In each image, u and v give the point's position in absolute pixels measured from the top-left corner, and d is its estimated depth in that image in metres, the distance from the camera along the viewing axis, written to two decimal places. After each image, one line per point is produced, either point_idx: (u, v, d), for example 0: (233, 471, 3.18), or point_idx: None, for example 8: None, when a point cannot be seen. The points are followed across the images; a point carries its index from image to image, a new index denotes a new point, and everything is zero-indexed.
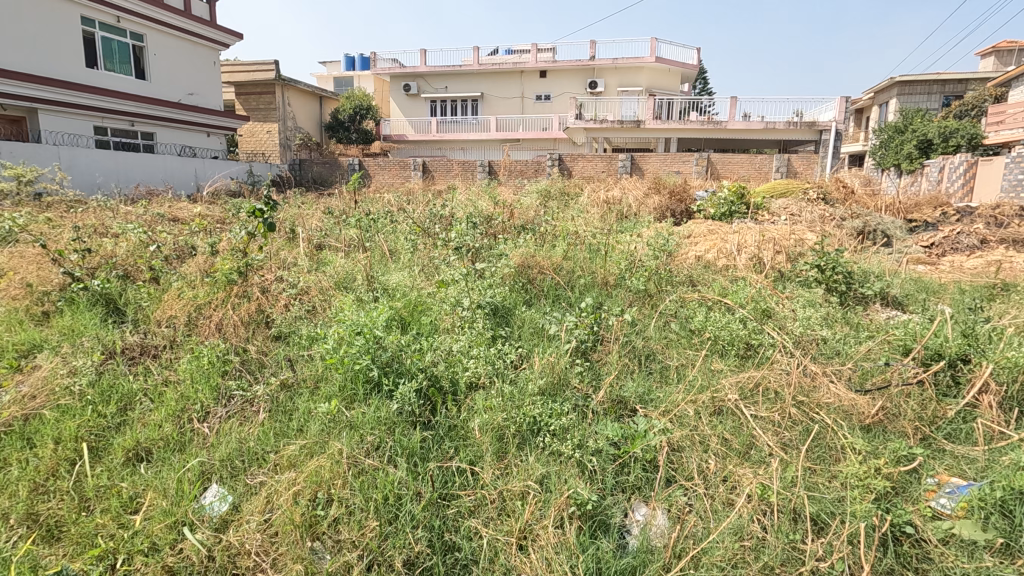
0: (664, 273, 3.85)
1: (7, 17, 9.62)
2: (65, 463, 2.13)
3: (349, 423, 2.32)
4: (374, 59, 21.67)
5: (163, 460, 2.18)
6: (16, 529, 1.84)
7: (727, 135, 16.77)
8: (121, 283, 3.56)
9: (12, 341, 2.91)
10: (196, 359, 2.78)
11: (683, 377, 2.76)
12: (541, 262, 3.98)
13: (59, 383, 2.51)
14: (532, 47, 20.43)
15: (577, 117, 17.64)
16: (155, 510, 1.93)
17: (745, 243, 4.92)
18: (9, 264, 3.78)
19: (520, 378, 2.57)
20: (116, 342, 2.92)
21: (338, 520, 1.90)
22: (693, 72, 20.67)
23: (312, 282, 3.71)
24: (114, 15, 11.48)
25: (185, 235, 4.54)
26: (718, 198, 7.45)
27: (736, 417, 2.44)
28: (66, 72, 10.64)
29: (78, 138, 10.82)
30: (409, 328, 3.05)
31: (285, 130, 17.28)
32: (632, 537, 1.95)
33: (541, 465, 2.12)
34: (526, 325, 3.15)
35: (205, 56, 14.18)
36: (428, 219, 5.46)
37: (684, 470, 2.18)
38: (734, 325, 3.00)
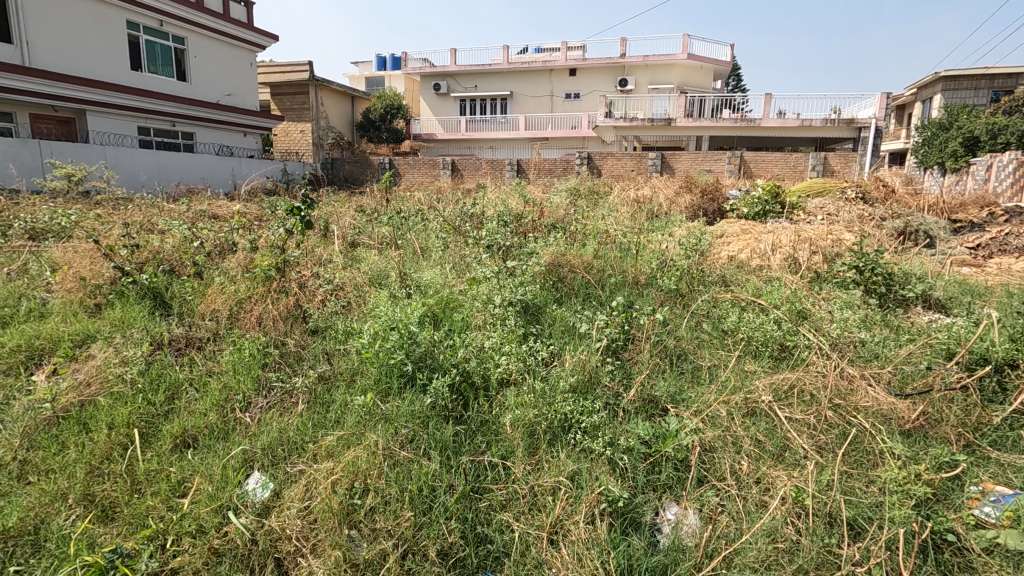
0: (696, 273, 3.83)
1: (58, 22, 10.07)
2: (118, 447, 2.24)
3: (383, 416, 2.38)
4: (405, 59, 21.92)
5: (209, 447, 2.28)
6: (74, 508, 1.96)
7: (761, 132, 16.43)
8: (167, 277, 3.72)
9: (67, 331, 3.06)
10: (239, 352, 2.90)
11: (716, 377, 2.74)
12: (572, 260, 3.97)
13: (112, 371, 2.64)
14: (562, 46, 20.38)
15: (606, 114, 17.53)
16: (201, 494, 2.02)
17: (780, 243, 4.82)
18: (65, 259, 3.98)
19: (551, 375, 2.58)
20: (163, 333, 3.05)
21: (374, 509, 1.96)
22: (727, 70, 20.29)
23: (347, 278, 3.80)
24: (157, 19, 11.93)
25: (226, 232, 4.70)
26: (751, 197, 7.31)
27: (769, 419, 2.41)
28: (111, 74, 11.09)
29: (124, 138, 11.27)
30: (442, 324, 3.10)
31: (318, 130, 17.64)
32: (663, 535, 1.95)
33: (573, 462, 2.15)
34: (557, 323, 3.16)
35: (243, 58, 14.58)
36: (458, 218, 5.50)
37: (717, 470, 2.17)
38: (768, 325, 2.96)
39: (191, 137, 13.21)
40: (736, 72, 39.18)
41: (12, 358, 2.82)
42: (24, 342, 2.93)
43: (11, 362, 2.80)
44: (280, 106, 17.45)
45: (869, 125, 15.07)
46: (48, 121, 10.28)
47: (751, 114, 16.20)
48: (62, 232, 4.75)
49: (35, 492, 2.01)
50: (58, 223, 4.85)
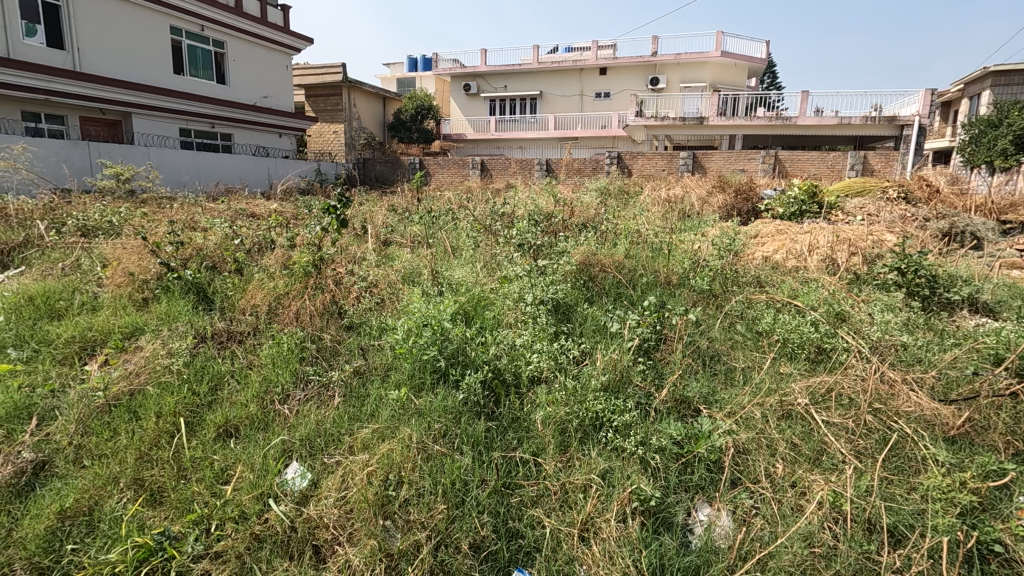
0: (730, 273, 3.78)
1: (108, 28, 10.52)
2: (165, 435, 2.34)
3: (417, 410, 2.42)
4: (436, 59, 22.13)
5: (250, 436, 2.36)
6: (126, 492, 2.05)
7: (797, 130, 16.04)
8: (210, 273, 3.86)
9: (117, 324, 3.19)
10: (278, 345, 2.99)
11: (750, 379, 2.70)
12: (603, 259, 3.94)
13: (159, 363, 2.75)
14: (592, 45, 20.28)
15: (637, 113, 17.38)
16: (244, 481, 2.09)
17: (817, 244, 4.70)
18: (114, 254, 4.16)
19: (583, 373, 2.57)
20: (206, 328, 3.17)
21: (408, 501, 2.00)
22: (762, 67, 19.85)
23: (380, 276, 3.88)
24: (198, 24, 12.34)
25: (264, 230, 4.83)
26: (787, 197, 7.14)
27: (806, 423, 2.36)
28: (155, 78, 11.52)
29: (166, 139, 11.69)
30: (473, 322, 3.12)
31: (351, 130, 17.95)
32: (696, 536, 1.94)
33: (604, 460, 2.15)
34: (588, 322, 3.15)
35: (279, 61, 14.96)
36: (489, 216, 5.52)
37: (751, 473, 2.14)
38: (805, 327, 2.90)
39: (229, 139, 13.63)
40: (772, 69, 38.33)
41: (68, 348, 2.97)
42: (78, 333, 3.08)
43: (66, 352, 2.95)
44: (315, 108, 17.87)
45: (912, 123, 14.55)
46: (97, 123, 10.73)
47: (787, 112, 15.83)
48: (111, 229, 4.97)
49: (90, 476, 2.12)
50: (108, 221, 5.09)
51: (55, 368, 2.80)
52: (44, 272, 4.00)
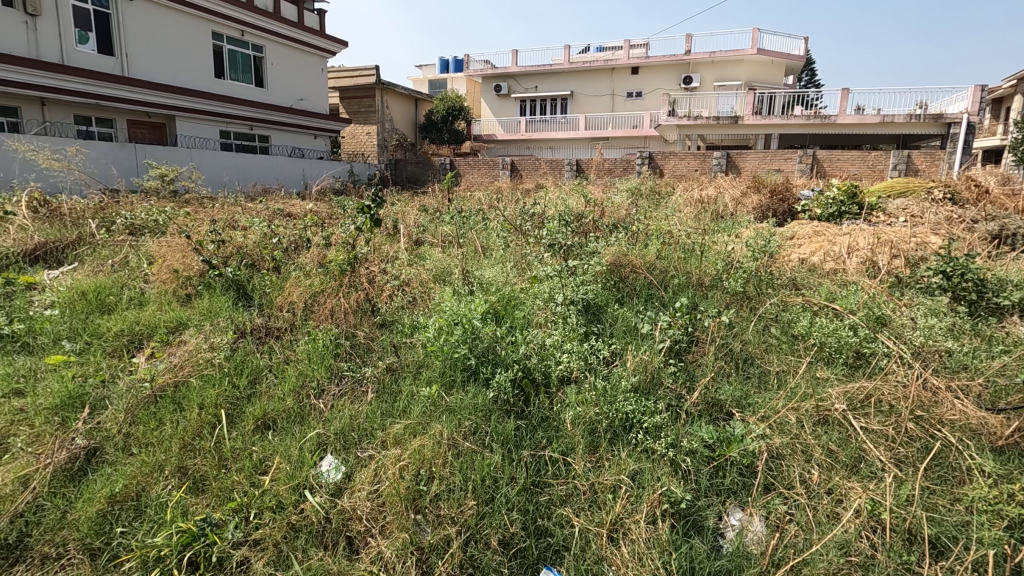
0: (764, 275, 3.71)
1: (155, 35, 10.95)
2: (206, 425, 2.43)
3: (447, 407, 2.46)
4: (467, 61, 22.32)
5: (287, 429, 2.43)
6: (171, 479, 2.14)
7: (836, 129, 15.61)
8: (249, 271, 3.99)
9: (162, 318, 3.33)
10: (313, 342, 3.07)
11: (785, 383, 2.64)
12: (634, 260, 3.91)
13: (201, 356, 2.86)
14: (624, 44, 20.12)
15: (669, 113, 17.18)
16: (281, 472, 2.16)
17: (857, 246, 4.56)
18: (160, 252, 4.33)
19: (613, 374, 2.56)
20: (245, 323, 3.29)
21: (439, 496, 2.03)
22: (799, 65, 19.38)
23: (412, 275, 3.94)
24: (239, 29, 12.75)
25: (300, 229, 4.96)
26: (826, 198, 6.95)
27: (844, 429, 2.31)
28: (198, 82, 11.94)
29: (208, 141, 12.11)
30: (503, 321, 3.14)
31: (383, 131, 18.22)
32: (727, 540, 1.92)
33: (634, 461, 2.14)
34: (618, 322, 3.14)
35: (315, 64, 15.31)
36: (519, 216, 5.54)
37: (785, 478, 2.11)
38: (843, 331, 2.83)
39: (267, 140, 14.04)
40: (811, 66, 37.29)
41: (118, 341, 3.12)
42: (126, 327, 3.22)
43: (116, 345, 3.09)
44: (349, 109, 18.26)
45: (960, 120, 13.98)
46: (143, 126, 11.18)
47: (826, 110, 15.40)
48: (157, 229, 5.18)
49: (138, 463, 2.21)
50: (154, 220, 5.32)
51: (106, 360, 2.93)
52: (95, 268, 4.19)
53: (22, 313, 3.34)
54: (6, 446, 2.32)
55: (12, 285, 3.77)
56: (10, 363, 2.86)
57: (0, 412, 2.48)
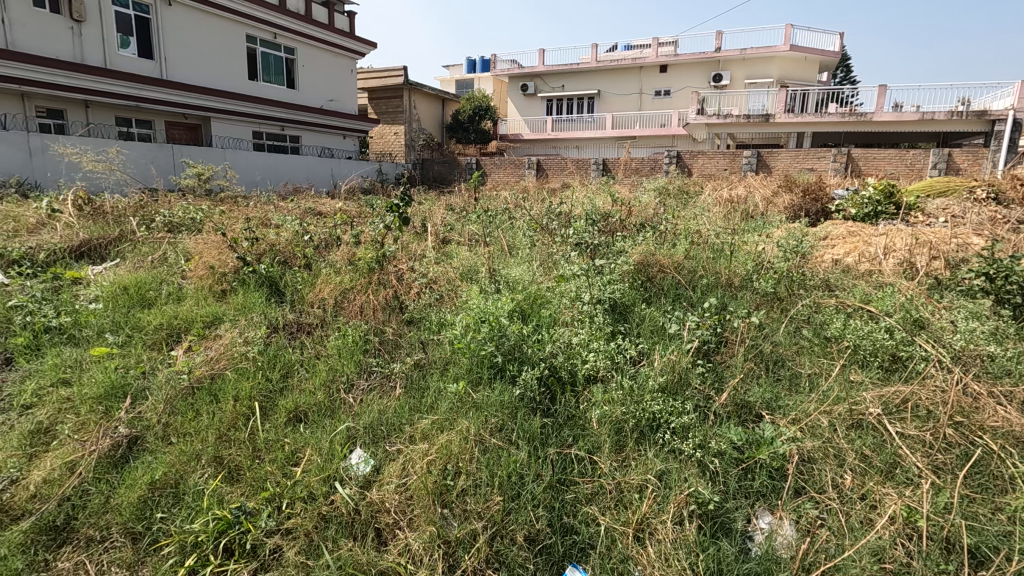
0: (796, 275, 3.64)
1: (192, 38, 11.28)
2: (241, 417, 2.50)
3: (474, 404, 2.48)
4: (494, 60, 22.36)
5: (318, 422, 2.49)
6: (207, 468, 2.22)
7: (872, 127, 15.22)
8: (282, 267, 4.10)
9: (200, 313, 3.44)
10: (343, 337, 3.14)
11: (816, 386, 2.59)
12: (661, 260, 3.87)
13: (237, 350, 2.95)
14: (653, 42, 19.94)
15: (698, 112, 16.99)
16: (312, 464, 2.21)
17: (893, 247, 4.43)
18: (197, 249, 4.48)
19: (640, 374, 2.55)
20: (278, 319, 3.37)
21: (465, 491, 2.05)
22: (835, 62, 18.85)
23: (440, 273, 3.99)
24: (272, 32, 13.05)
25: (330, 228, 5.06)
26: (861, 197, 6.76)
27: (878, 434, 2.25)
28: (232, 84, 12.26)
29: (241, 141, 12.42)
30: (529, 320, 3.14)
31: (411, 131, 18.39)
32: (756, 544, 1.90)
33: (661, 461, 2.13)
34: (645, 322, 3.12)
35: (345, 65, 15.56)
36: (546, 215, 5.54)
37: (817, 482, 2.07)
38: (879, 334, 2.75)
39: (298, 140, 14.34)
40: (845, 62, 36.43)
41: (157, 334, 3.23)
42: (165, 321, 3.33)
43: (156, 338, 3.20)
44: (378, 110, 18.51)
45: (1006, 117, 13.42)
46: (180, 127, 11.53)
47: (862, 108, 15.05)
48: (194, 227, 5.35)
49: (177, 451, 2.29)
50: (191, 218, 5.51)
51: (146, 352, 3.04)
52: (136, 264, 4.35)
53: (69, 306, 3.48)
54: (56, 433, 2.44)
55: (59, 280, 3.94)
56: (58, 354, 3.00)
57: (50, 401, 2.61)
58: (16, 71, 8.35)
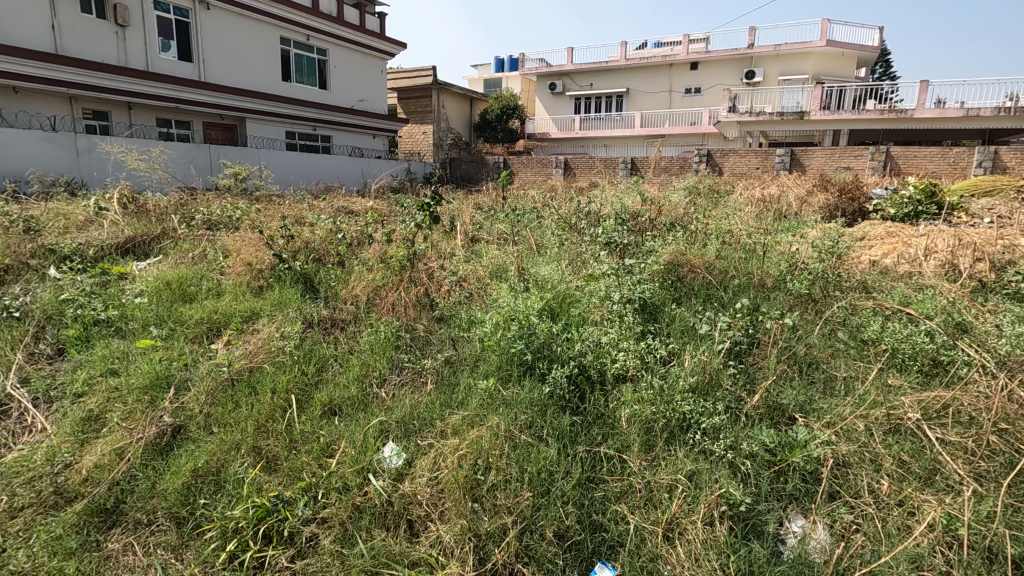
0: (831, 276, 3.56)
1: (230, 42, 11.60)
2: (278, 409, 2.58)
3: (504, 401, 2.51)
4: (522, 59, 22.34)
5: (351, 416, 2.55)
6: (247, 457, 2.30)
7: (913, 124, 14.75)
8: (316, 265, 4.21)
9: (238, 308, 3.55)
10: (376, 333, 3.21)
11: (852, 390, 2.55)
12: (692, 259, 3.83)
13: (274, 344, 3.05)
14: (684, 39, 19.68)
15: (730, 109, 16.71)
16: (347, 456, 2.27)
17: (934, 249, 4.31)
18: (235, 246, 4.63)
19: (670, 374, 2.53)
20: (313, 314, 3.46)
21: (495, 486, 2.08)
22: (874, 57, 18.30)
23: (470, 271, 4.04)
24: (305, 34, 13.34)
25: (362, 226, 5.15)
26: (900, 197, 6.55)
27: (916, 439, 2.20)
28: (267, 85, 12.58)
29: (275, 141, 12.74)
30: (559, 318, 3.15)
31: (439, 130, 18.55)
32: (788, 546, 1.88)
33: (691, 462, 2.13)
34: (676, 322, 3.10)
35: (375, 67, 15.79)
36: (575, 214, 5.53)
37: (852, 487, 2.04)
38: (918, 337, 2.68)
39: (329, 140, 14.62)
40: (884, 58, 35.34)
41: (199, 328, 3.35)
42: (206, 315, 3.46)
43: (197, 332, 3.32)
44: (407, 109, 18.71)
45: None
46: (217, 128, 11.89)
47: (902, 104, 14.60)
48: (231, 225, 5.53)
49: (217, 441, 2.38)
50: (229, 216, 5.68)
51: (188, 345, 3.16)
52: (178, 260, 4.51)
53: (116, 300, 3.63)
54: (105, 420, 2.56)
55: (108, 275, 4.11)
56: (106, 345, 3.14)
57: (100, 390, 2.73)
58: (64, 75, 8.74)
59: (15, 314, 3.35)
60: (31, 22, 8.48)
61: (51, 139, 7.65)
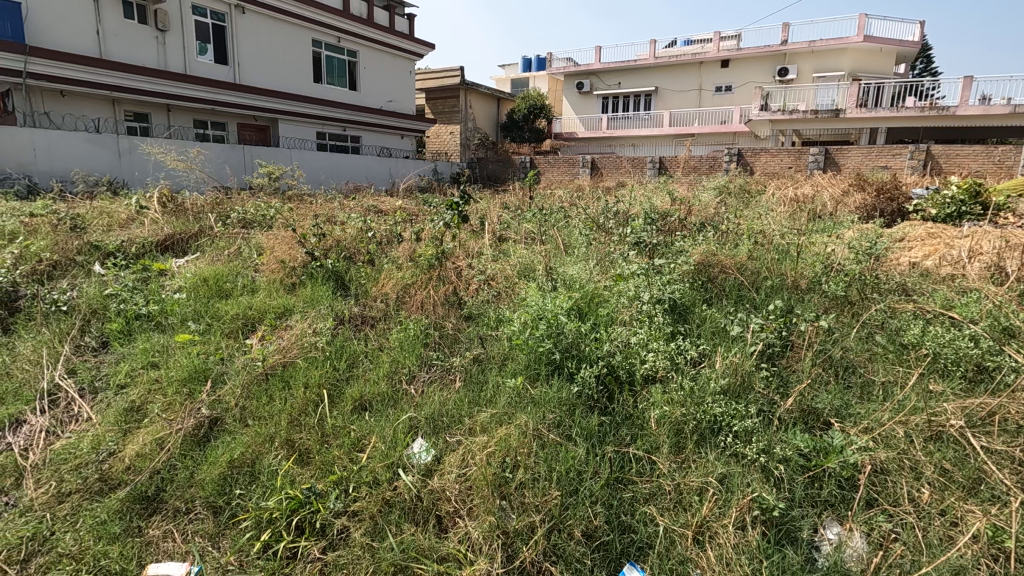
0: (870, 278, 3.44)
1: (264, 45, 11.88)
2: (310, 403, 2.63)
3: (532, 400, 2.52)
4: (549, 59, 22.32)
5: (381, 411, 2.59)
6: (281, 449, 2.35)
7: (955, 122, 14.24)
8: (347, 263, 4.28)
9: (272, 304, 3.64)
10: (405, 331, 3.25)
11: (891, 396, 2.47)
12: (723, 260, 3.77)
13: (306, 340, 3.11)
14: (714, 36, 19.35)
15: (762, 107, 16.38)
16: (377, 451, 2.30)
17: (979, 250, 4.15)
18: (269, 244, 4.74)
19: (700, 375, 2.49)
20: (344, 311, 3.52)
21: (524, 485, 2.08)
22: (914, 52, 17.69)
23: (498, 270, 4.06)
24: (336, 36, 13.57)
25: (391, 225, 5.22)
26: (943, 197, 6.31)
27: (960, 447, 2.12)
28: (299, 86, 12.84)
29: (306, 142, 12.99)
30: (587, 318, 3.13)
31: (467, 130, 18.64)
32: (823, 553, 1.84)
33: (722, 465, 2.10)
34: (707, 323, 3.05)
35: (405, 67, 15.95)
36: (602, 214, 5.49)
37: (891, 495, 1.98)
38: (962, 341, 2.58)
39: (359, 140, 14.83)
40: (925, 53, 34.06)
41: (234, 323, 3.44)
42: (241, 311, 3.55)
43: (232, 326, 3.42)
44: (435, 110, 18.86)
45: None
46: (251, 129, 12.19)
47: (944, 101, 14.11)
48: (264, 224, 5.66)
49: (252, 433, 2.44)
50: (262, 215, 5.82)
51: (224, 340, 3.25)
52: (214, 257, 4.64)
53: (156, 296, 3.75)
54: (146, 411, 2.66)
55: (148, 271, 4.25)
56: (147, 339, 3.25)
57: (141, 382, 2.84)
58: (107, 78, 9.08)
59: (62, 307, 3.49)
60: (77, 28, 8.84)
61: (94, 141, 7.92)
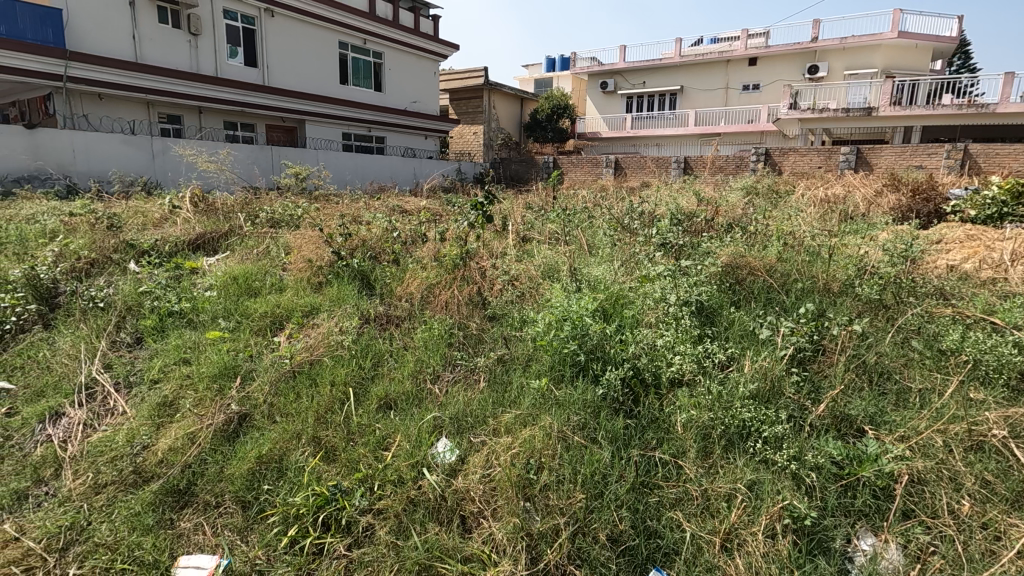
0: (906, 280, 3.33)
1: (292, 47, 12.10)
2: (337, 401, 2.66)
3: (557, 401, 2.50)
4: (573, 59, 22.24)
5: (406, 410, 2.60)
6: (307, 446, 2.38)
7: (995, 119, 13.79)
8: (372, 262, 4.32)
9: (298, 303, 3.69)
10: (429, 331, 3.26)
11: (928, 403, 2.39)
12: (752, 261, 3.70)
13: (332, 339, 3.14)
14: (742, 34, 19.02)
15: (791, 106, 16.05)
16: (402, 450, 2.32)
17: (1021, 254, 4.00)
18: (296, 244, 4.81)
19: (729, 379, 2.45)
20: (369, 310, 3.55)
21: (548, 487, 2.07)
22: (951, 48, 17.15)
23: (522, 270, 4.05)
24: (362, 38, 13.74)
25: (415, 225, 5.25)
26: (982, 198, 6.10)
27: (1002, 458, 2.05)
28: (326, 88, 13.05)
29: (332, 142, 13.18)
30: (612, 319, 3.10)
31: (490, 130, 18.68)
32: (857, 565, 1.79)
33: (750, 471, 2.06)
34: (735, 326, 2.99)
35: (429, 67, 16.05)
36: (627, 215, 5.44)
37: (929, 506, 1.92)
38: (1005, 348, 2.48)
39: (383, 141, 14.99)
40: (964, 48, 32.96)
41: (263, 322, 3.50)
42: (269, 309, 3.61)
43: (260, 325, 3.48)
44: (459, 110, 18.93)
45: None
46: (279, 130, 12.41)
47: (983, 99, 13.68)
48: (291, 223, 5.76)
49: (280, 430, 2.48)
50: (290, 215, 5.91)
51: (253, 337, 3.31)
52: (243, 256, 4.73)
53: (188, 293, 3.84)
54: (178, 406, 2.72)
55: (180, 270, 4.34)
56: (179, 335, 3.32)
57: (173, 377, 2.91)
58: (143, 82, 9.35)
59: (100, 304, 3.60)
60: (115, 33, 9.12)
61: (130, 142, 8.16)
